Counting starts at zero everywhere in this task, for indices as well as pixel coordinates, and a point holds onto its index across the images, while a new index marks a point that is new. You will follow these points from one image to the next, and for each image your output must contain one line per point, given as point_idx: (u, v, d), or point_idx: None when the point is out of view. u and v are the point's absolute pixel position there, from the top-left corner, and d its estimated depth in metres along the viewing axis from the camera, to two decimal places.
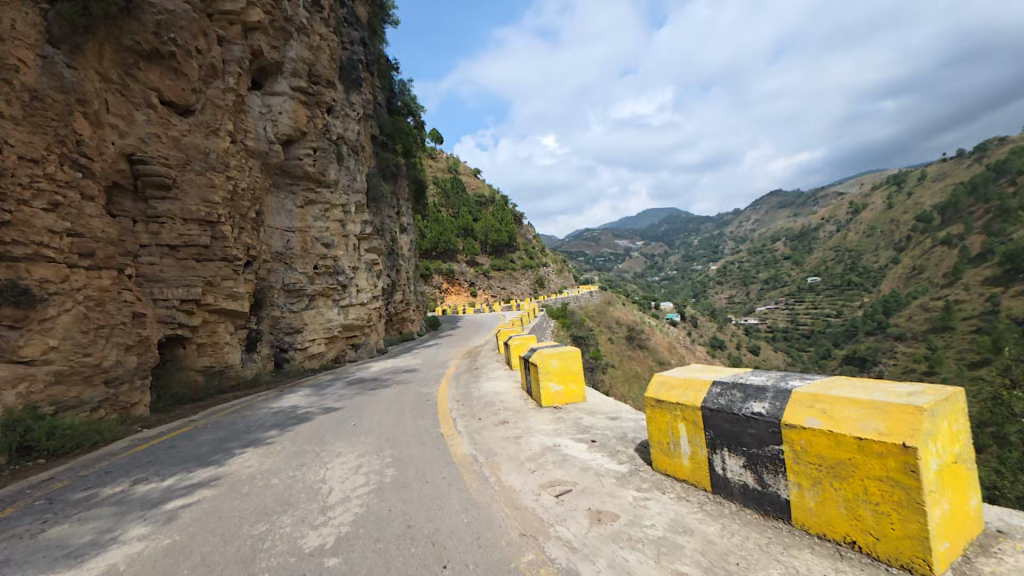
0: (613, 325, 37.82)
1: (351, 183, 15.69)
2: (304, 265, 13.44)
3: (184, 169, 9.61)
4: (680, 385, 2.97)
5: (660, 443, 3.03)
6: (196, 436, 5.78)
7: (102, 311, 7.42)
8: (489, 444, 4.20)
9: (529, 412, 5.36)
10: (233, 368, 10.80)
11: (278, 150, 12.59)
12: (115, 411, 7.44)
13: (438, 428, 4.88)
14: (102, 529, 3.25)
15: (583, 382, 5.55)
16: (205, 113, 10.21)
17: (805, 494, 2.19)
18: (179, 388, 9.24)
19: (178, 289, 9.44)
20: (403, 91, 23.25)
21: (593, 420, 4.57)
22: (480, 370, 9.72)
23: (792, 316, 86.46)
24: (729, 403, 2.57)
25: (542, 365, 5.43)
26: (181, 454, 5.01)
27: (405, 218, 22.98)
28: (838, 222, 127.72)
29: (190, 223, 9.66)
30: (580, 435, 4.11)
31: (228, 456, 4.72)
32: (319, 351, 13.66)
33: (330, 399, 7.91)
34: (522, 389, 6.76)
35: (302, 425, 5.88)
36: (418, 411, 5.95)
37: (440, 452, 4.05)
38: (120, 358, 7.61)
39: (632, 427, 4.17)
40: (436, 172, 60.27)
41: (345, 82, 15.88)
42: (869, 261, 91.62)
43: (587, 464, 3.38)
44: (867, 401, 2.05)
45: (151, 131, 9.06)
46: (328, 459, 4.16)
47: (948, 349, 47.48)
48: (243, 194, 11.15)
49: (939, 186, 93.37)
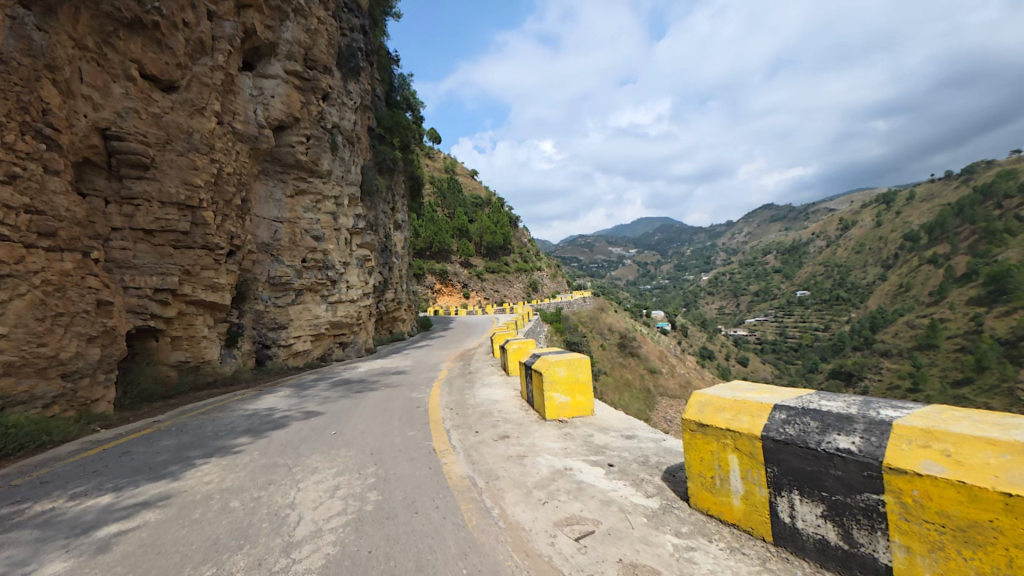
0: (605, 332, 37.48)
1: (345, 175, 15.06)
2: (291, 258, 12.80)
3: (164, 149, 8.94)
4: (729, 407, 2.44)
5: (702, 477, 2.50)
6: (157, 441, 5.12)
7: (62, 298, 6.72)
8: (489, 464, 3.63)
9: (532, 424, 4.81)
10: (211, 364, 10.13)
11: (269, 135, 11.94)
12: (72, 408, 6.76)
13: (430, 443, 4.31)
14: (14, 561, 2.62)
15: (591, 393, 5.02)
16: (190, 90, 9.56)
17: (916, 561, 1.68)
18: (149, 383, 8.54)
19: (152, 277, 8.75)
20: (403, 85, 22.70)
21: (607, 438, 4.04)
22: (475, 375, 9.17)
23: (782, 329, 87.02)
24: (800, 434, 2.06)
25: (548, 372, 4.88)
26: (133, 463, 4.37)
27: (400, 214, 22.39)
28: (828, 238, 129.41)
29: (168, 206, 8.97)
30: (594, 457, 3.57)
31: (186, 468, 4.10)
32: (304, 349, 12.96)
33: (312, 401, 7.30)
34: (521, 398, 6.22)
35: (277, 432, 5.25)
36: (407, 420, 5.36)
37: (432, 473, 3.46)
38: (81, 349, 6.94)
39: (654, 449, 3.63)
40: (433, 171, 59.75)
41: (343, 70, 15.26)
42: (857, 277, 92.67)
43: (608, 496, 2.84)
44: (1011, 445, 1.53)
45: (129, 106, 8.40)
46: (300, 477, 3.55)
47: (932, 367, 48.26)
48: (229, 179, 10.48)
49: (927, 206, 95.07)
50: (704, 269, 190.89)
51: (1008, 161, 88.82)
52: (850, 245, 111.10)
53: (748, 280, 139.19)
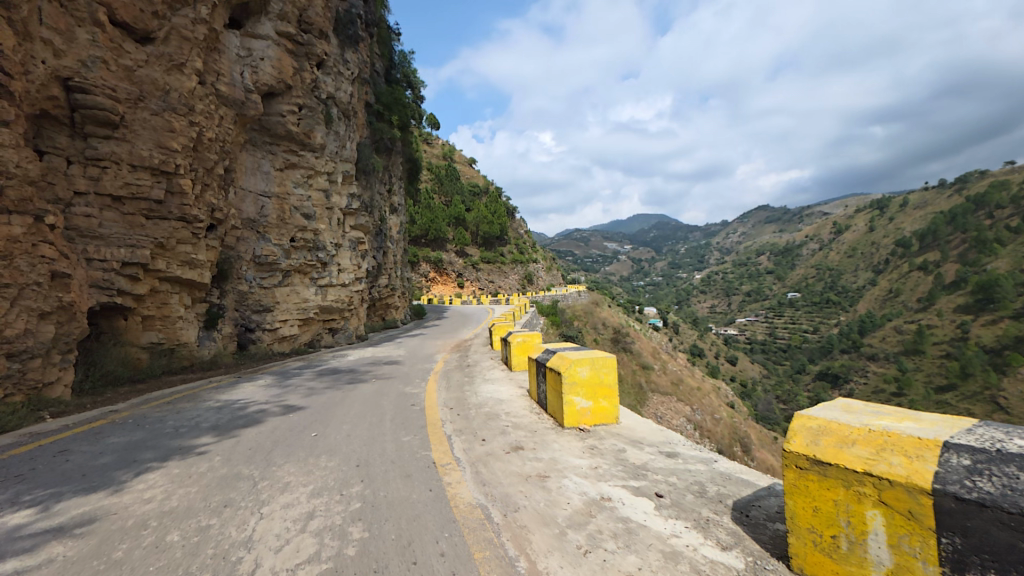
0: (599, 326, 37.04)
1: (340, 150, 14.13)
2: (279, 236, 11.95)
3: (136, 107, 7.99)
4: (861, 440, 1.77)
5: (814, 533, 1.83)
6: (105, 439, 4.31)
7: (7, 267, 5.79)
8: (503, 486, 2.92)
9: (549, 433, 4.08)
10: (188, 347, 9.33)
11: (257, 101, 10.99)
12: (21, 392, 5.93)
13: (428, 453, 3.60)
14: None
15: (617, 398, 4.32)
16: (169, 44, 8.58)
17: None
18: (114, 365, 7.73)
19: (121, 249, 7.87)
20: (404, 62, 21.61)
21: (644, 455, 3.35)
22: (474, 368, 8.43)
23: (771, 329, 87.43)
24: (1000, 493, 1.39)
25: (568, 373, 4.16)
26: (69, 465, 3.57)
27: (396, 196, 21.51)
28: (820, 241, 130.10)
29: (139, 171, 8.05)
30: (636, 483, 2.86)
31: (131, 476, 3.30)
32: (291, 334, 12.17)
33: (295, 393, 6.53)
34: (530, 398, 5.52)
35: (248, 430, 4.47)
36: (400, 422, 4.61)
37: (433, 499, 2.74)
38: (31, 327, 6.07)
39: (708, 475, 2.94)
40: (431, 158, 58.51)
41: (340, 37, 14.24)
42: (848, 281, 93.13)
43: (670, 546, 2.14)
44: None
45: (97, 55, 7.40)
46: (265, 499, 2.79)
47: (917, 372, 48.69)
48: (210, 145, 9.55)
49: (920, 213, 95.73)
50: (697, 268, 191.56)
51: (1002, 172, 89.46)
52: (843, 249, 111.69)
53: (741, 280, 139.80)
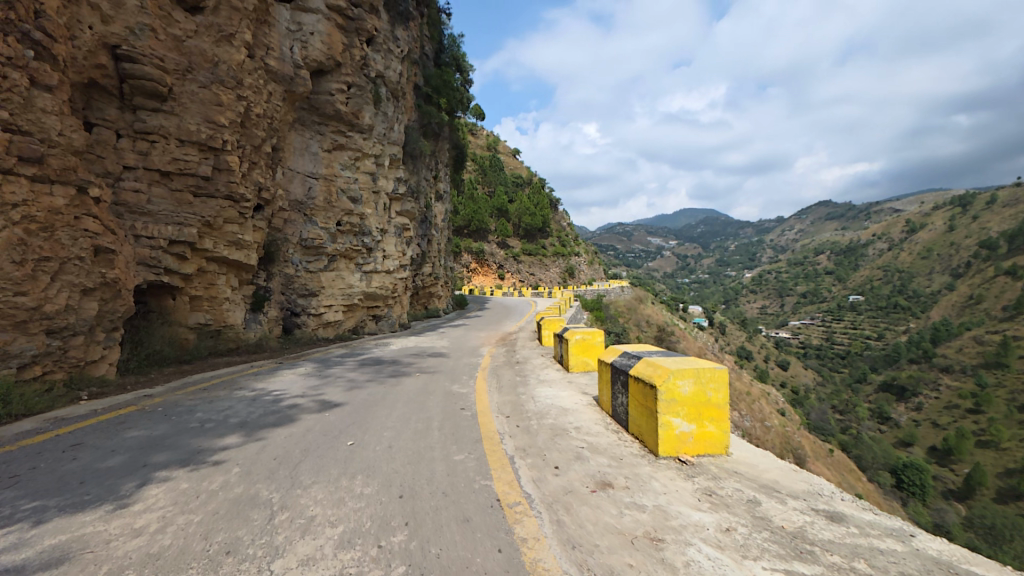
0: (642, 324, 35.40)
1: (388, 132, 13.62)
2: (326, 219, 11.64)
3: (184, 79, 7.70)
4: None
5: None
6: (125, 432, 3.83)
7: (48, 240, 5.51)
8: (603, 554, 2.04)
9: (643, 465, 3.12)
10: (234, 329, 9.10)
11: (306, 78, 10.61)
12: (62, 370, 5.70)
13: (490, 484, 2.78)
14: None
15: (728, 421, 3.34)
16: (218, 14, 8.21)
17: None
18: (161, 345, 7.53)
19: (169, 226, 7.64)
20: (454, 45, 20.90)
21: (797, 516, 2.36)
22: (526, 367, 7.55)
23: (829, 333, 81.43)
24: None
25: (666, 388, 3.20)
26: (72, 468, 3.01)
27: (442, 183, 21.00)
28: (889, 239, 119.23)
29: (187, 146, 7.75)
30: (807, 569, 1.90)
31: (134, 490, 2.68)
32: (335, 320, 11.85)
33: (335, 386, 5.92)
34: (602, 410, 4.58)
35: (278, 432, 3.84)
36: (451, 433, 3.83)
37: (507, 568, 1.91)
38: (73, 303, 5.79)
39: (921, 567, 1.92)
40: (475, 148, 58.29)
41: (391, 13, 13.64)
42: (920, 284, 84.79)
43: None
44: None
45: (145, 23, 7.08)
46: (282, 544, 2.09)
47: (1000, 388, 43.63)
48: (258, 122, 9.20)
49: (1009, 211, 85.45)
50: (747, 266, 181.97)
51: None
52: (916, 248, 101.69)
53: (795, 279, 131.37)
